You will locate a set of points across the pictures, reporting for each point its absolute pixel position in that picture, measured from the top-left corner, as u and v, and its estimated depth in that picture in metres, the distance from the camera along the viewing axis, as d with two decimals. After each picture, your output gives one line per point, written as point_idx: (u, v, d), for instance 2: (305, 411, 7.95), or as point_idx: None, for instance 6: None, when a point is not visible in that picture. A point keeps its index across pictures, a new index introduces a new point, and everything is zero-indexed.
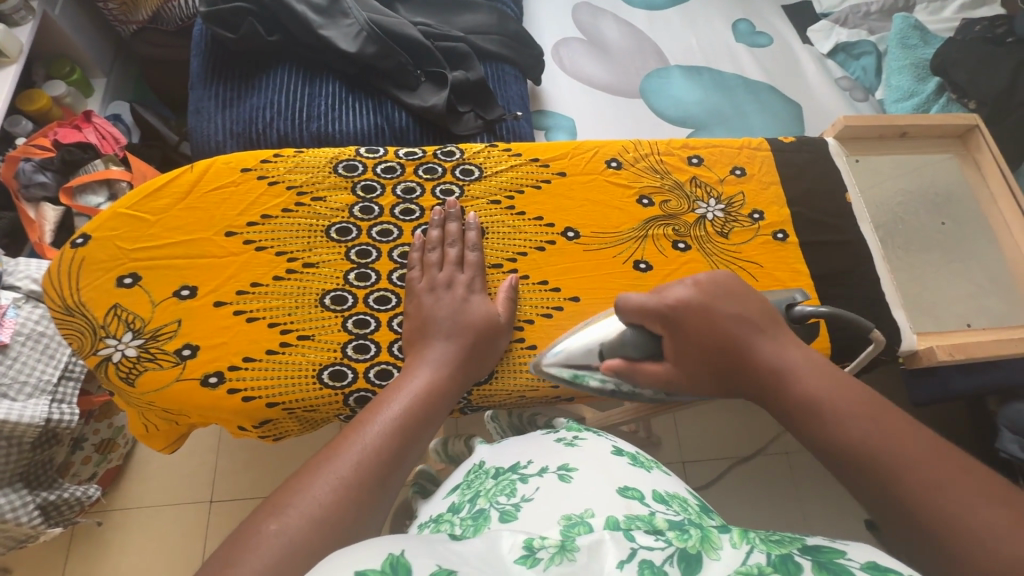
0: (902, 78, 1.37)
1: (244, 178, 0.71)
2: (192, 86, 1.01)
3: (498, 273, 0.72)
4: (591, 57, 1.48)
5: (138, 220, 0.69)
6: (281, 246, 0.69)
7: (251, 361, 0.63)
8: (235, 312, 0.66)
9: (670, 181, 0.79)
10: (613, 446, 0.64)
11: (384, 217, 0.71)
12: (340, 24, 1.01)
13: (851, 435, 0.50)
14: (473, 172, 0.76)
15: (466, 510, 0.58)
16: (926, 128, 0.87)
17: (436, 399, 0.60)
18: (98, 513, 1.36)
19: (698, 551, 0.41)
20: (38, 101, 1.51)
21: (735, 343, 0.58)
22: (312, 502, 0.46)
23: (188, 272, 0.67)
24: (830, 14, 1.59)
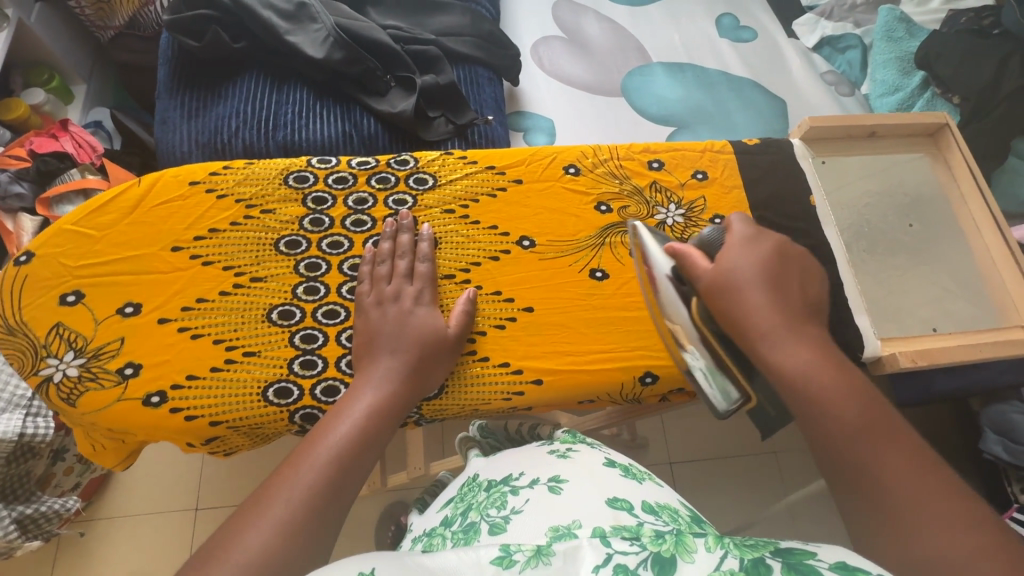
0: (886, 72, 1.35)
1: (192, 192, 0.70)
2: (158, 95, 1.00)
3: (453, 285, 0.71)
4: (571, 55, 1.46)
5: (83, 237, 0.67)
6: (229, 261, 0.68)
7: (194, 380, 0.62)
8: (180, 329, 0.65)
9: (629, 187, 0.78)
10: (607, 458, 0.65)
11: (334, 229, 0.70)
12: (307, 28, 0.99)
13: (832, 416, 0.53)
14: (427, 180, 0.74)
15: (458, 524, 0.58)
16: (894, 126, 0.85)
17: (378, 419, 0.58)
18: (80, 523, 1.35)
19: (673, 555, 0.39)
20: (16, 109, 1.49)
21: (768, 304, 0.60)
22: (244, 551, 0.45)
23: (132, 289, 0.66)
24: (816, 7, 1.56)
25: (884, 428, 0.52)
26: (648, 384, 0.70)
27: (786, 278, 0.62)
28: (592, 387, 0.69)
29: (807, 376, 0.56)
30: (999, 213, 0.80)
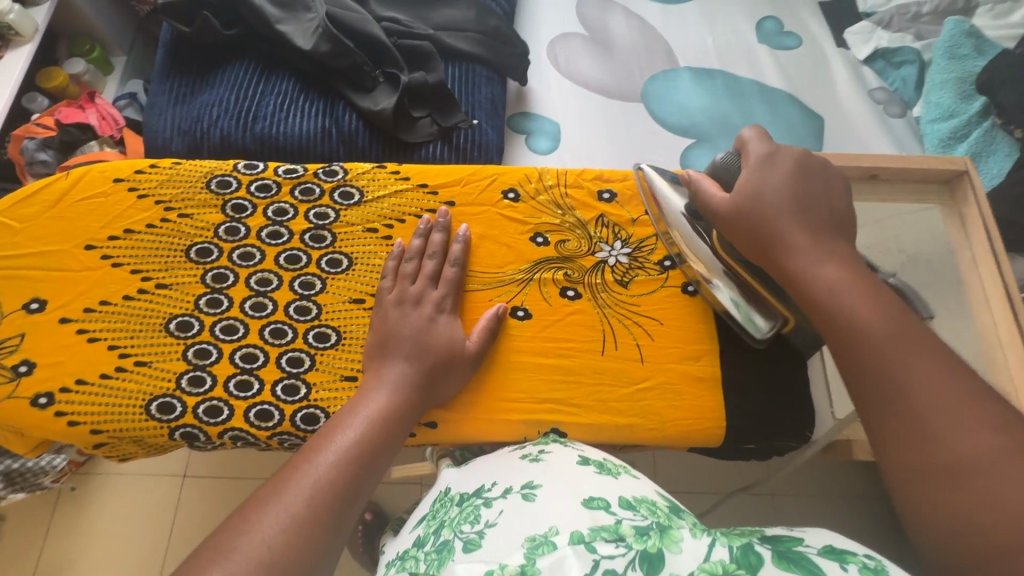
0: (943, 94, 1.20)
1: (115, 190, 0.68)
2: (151, 80, 1.01)
3: (357, 312, 0.65)
4: (589, 53, 1.37)
5: (5, 227, 0.66)
6: (140, 264, 0.66)
7: (83, 385, 0.60)
8: (79, 330, 0.62)
9: (573, 219, 0.73)
10: (581, 456, 0.57)
11: (248, 240, 0.67)
12: (300, 18, 0.98)
13: (860, 323, 0.52)
14: (353, 196, 0.70)
15: (431, 544, 0.51)
16: (898, 170, 0.82)
17: (392, 424, 0.57)
18: (74, 478, 1.43)
19: (659, 549, 0.39)
20: (57, 78, 1.57)
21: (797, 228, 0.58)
22: (260, 544, 0.44)
23: (41, 285, 0.64)
24: (873, 15, 1.39)
25: (917, 343, 0.50)
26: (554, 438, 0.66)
27: (811, 191, 0.60)
28: (494, 434, 0.65)
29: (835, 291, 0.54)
30: (1011, 289, 0.74)
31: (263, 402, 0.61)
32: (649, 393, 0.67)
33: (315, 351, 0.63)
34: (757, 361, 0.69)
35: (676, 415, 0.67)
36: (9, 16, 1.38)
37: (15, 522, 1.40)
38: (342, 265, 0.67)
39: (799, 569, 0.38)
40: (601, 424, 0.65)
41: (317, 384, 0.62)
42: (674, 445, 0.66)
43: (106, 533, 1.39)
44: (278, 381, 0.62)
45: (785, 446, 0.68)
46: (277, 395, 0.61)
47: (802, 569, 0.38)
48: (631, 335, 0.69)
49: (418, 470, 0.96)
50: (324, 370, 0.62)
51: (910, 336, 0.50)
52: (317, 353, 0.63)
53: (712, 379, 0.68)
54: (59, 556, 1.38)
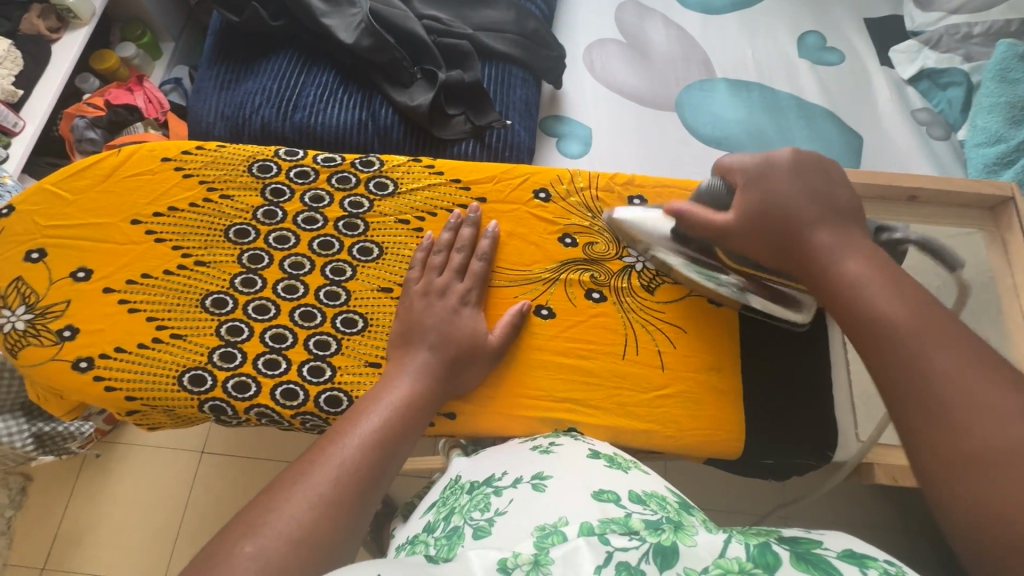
0: (990, 118, 1.17)
1: (162, 168, 0.70)
2: (199, 65, 1.05)
3: (383, 300, 0.66)
4: (626, 60, 1.37)
5: (57, 198, 0.69)
6: (181, 241, 0.68)
7: (122, 353, 0.63)
8: (120, 301, 0.65)
9: (603, 223, 0.74)
10: (591, 450, 0.58)
11: (285, 224, 0.68)
12: (344, 12, 1.00)
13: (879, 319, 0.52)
14: (387, 186, 0.71)
15: (441, 530, 0.51)
16: (940, 193, 0.80)
17: (412, 413, 0.57)
18: (99, 446, 1.48)
19: (674, 543, 0.39)
20: (109, 61, 1.63)
21: (804, 229, 0.58)
22: (290, 522, 0.45)
23: (88, 255, 0.67)
24: (921, 34, 1.34)
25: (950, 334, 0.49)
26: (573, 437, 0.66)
27: (812, 184, 0.60)
28: (512, 429, 0.65)
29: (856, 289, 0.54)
30: None
31: (289, 382, 0.62)
32: (668, 401, 0.66)
33: (342, 336, 0.64)
34: (781, 377, 0.69)
35: (694, 425, 0.66)
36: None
37: (42, 483, 1.46)
38: (373, 254, 0.68)
39: (816, 569, 0.38)
40: (618, 428, 0.65)
41: (341, 368, 0.63)
42: (692, 453, 0.66)
43: (125, 502, 1.43)
44: (305, 362, 0.63)
45: (805, 465, 0.67)
46: (303, 376, 0.63)
47: (818, 567, 0.38)
48: (653, 342, 0.69)
49: (431, 462, 0.96)
50: (349, 355, 0.64)
51: (937, 325, 0.50)
52: (344, 338, 0.64)
53: (734, 391, 0.67)
54: (80, 519, 1.43)
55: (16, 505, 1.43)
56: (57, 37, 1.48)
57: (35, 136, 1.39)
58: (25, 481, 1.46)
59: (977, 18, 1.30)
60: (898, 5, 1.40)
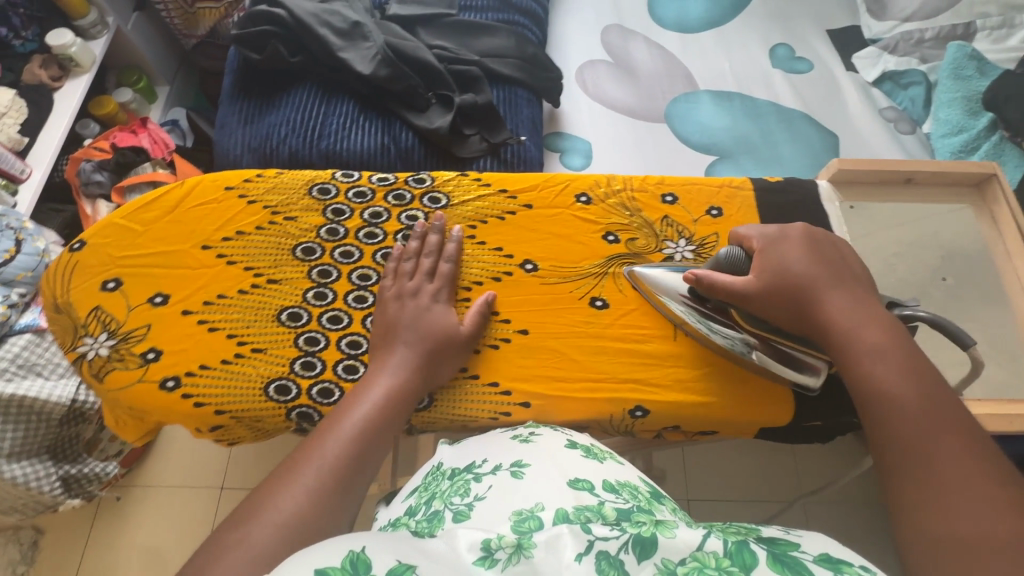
0: (951, 111, 1.28)
1: (226, 196, 0.74)
2: (221, 102, 1.10)
3: (450, 304, 0.70)
4: (616, 79, 1.47)
5: (126, 230, 0.72)
6: (251, 261, 0.71)
7: (207, 369, 0.65)
8: (199, 321, 0.68)
9: (640, 220, 0.78)
10: (569, 441, 0.61)
11: (348, 240, 0.72)
12: (360, 46, 1.06)
13: (893, 393, 0.59)
14: (441, 200, 0.76)
15: (422, 513, 0.54)
16: (934, 174, 0.84)
17: (395, 403, 0.62)
18: (117, 489, 1.47)
19: (653, 534, 0.41)
20: (107, 106, 1.66)
21: (836, 289, 0.65)
22: (274, 513, 0.51)
23: (163, 281, 0.70)
24: (879, 41, 1.46)
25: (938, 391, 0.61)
26: (638, 417, 0.70)
27: (823, 254, 0.68)
28: (582, 415, 0.69)
29: (875, 356, 0.61)
30: None
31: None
32: (714, 375, 0.71)
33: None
34: None
35: (746, 394, 0.71)
36: (71, 49, 1.48)
37: (56, 534, 1.43)
38: (434, 262, 0.73)
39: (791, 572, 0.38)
40: (682, 405, 0.70)
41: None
42: (749, 426, 0.71)
43: (146, 544, 1.41)
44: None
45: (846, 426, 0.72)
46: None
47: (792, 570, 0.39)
48: None
49: None
50: None
51: (931, 393, 0.59)
52: None
53: None
54: (99, 567, 1.39)
55: (28, 560, 1.39)
56: (59, 85, 1.52)
57: (42, 182, 1.41)
58: (37, 534, 1.42)
59: (926, 25, 1.41)
60: (855, 16, 1.53)
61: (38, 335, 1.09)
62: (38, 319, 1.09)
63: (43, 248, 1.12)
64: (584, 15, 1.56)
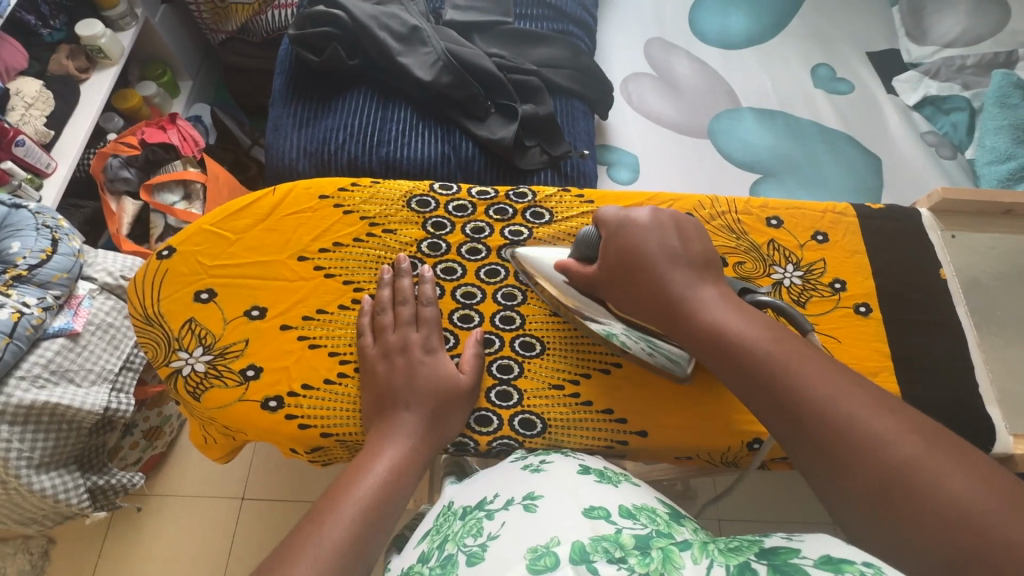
0: (998, 138, 1.29)
1: (321, 205, 0.71)
2: (273, 103, 1.06)
3: (558, 324, 0.67)
4: (660, 93, 1.46)
5: (219, 238, 0.69)
6: (350, 275, 0.68)
7: (310, 389, 0.62)
8: (299, 337, 0.64)
9: (747, 243, 0.71)
10: (581, 466, 0.56)
11: (450, 256, 0.69)
12: (417, 52, 1.03)
13: (749, 358, 0.54)
14: (543, 215, 0.73)
15: (435, 559, 0.49)
16: None
17: (401, 478, 0.55)
18: (140, 498, 1.40)
19: (662, 575, 0.38)
20: (131, 100, 1.60)
21: (667, 275, 0.59)
22: None
23: (259, 293, 0.67)
24: (920, 65, 1.47)
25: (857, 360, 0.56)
26: (754, 449, 0.64)
27: (673, 232, 0.61)
28: (697, 447, 0.63)
29: (717, 334, 0.55)
30: None
31: (481, 408, 0.63)
32: None
33: (523, 359, 0.65)
34: None
35: None
36: (100, 40, 1.43)
37: (66, 546, 1.35)
38: (539, 279, 0.69)
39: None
40: None
41: (527, 391, 0.64)
42: None
43: (163, 559, 1.34)
44: (492, 388, 0.64)
45: None
46: (492, 402, 0.63)
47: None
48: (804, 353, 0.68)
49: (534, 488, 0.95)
50: (534, 378, 0.64)
51: (790, 343, 0.54)
52: (525, 361, 0.65)
53: None
54: None
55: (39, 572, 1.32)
56: (86, 76, 1.46)
57: (67, 177, 1.35)
58: (48, 544, 1.35)
59: (969, 51, 1.43)
60: (894, 40, 1.54)
61: (71, 339, 1.03)
62: (71, 323, 1.04)
63: (78, 248, 1.07)
64: (627, 29, 1.56)
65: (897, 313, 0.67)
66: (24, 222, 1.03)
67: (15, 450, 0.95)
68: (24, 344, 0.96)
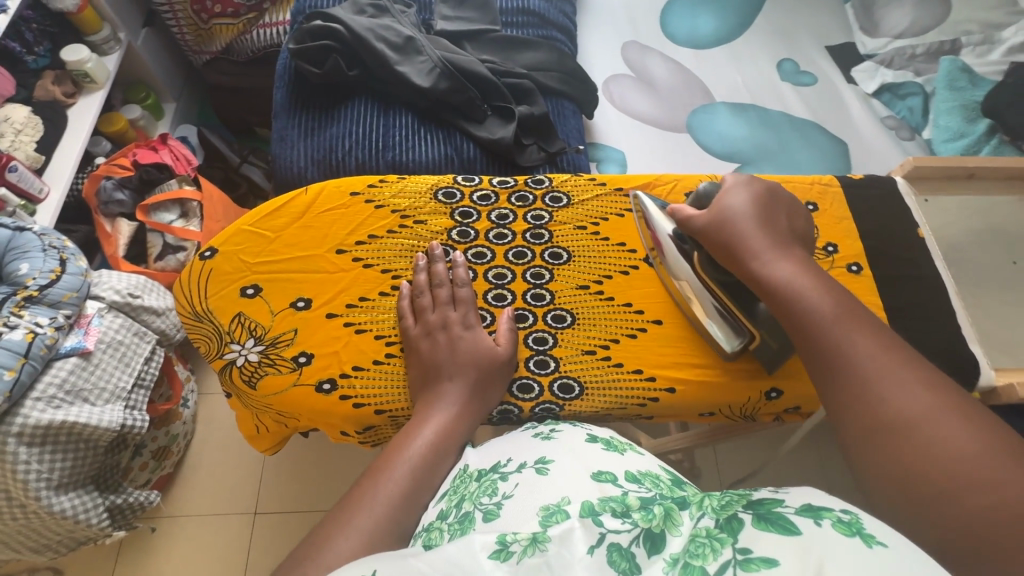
0: (951, 118, 1.41)
1: (353, 202, 0.76)
2: (276, 115, 1.09)
3: (585, 296, 0.73)
4: (639, 92, 1.54)
5: (259, 237, 0.74)
6: (386, 264, 0.73)
7: (361, 370, 0.67)
8: (345, 324, 0.70)
9: None
10: (588, 434, 0.58)
11: (479, 241, 0.75)
12: (414, 60, 1.08)
13: (808, 301, 0.58)
14: (561, 199, 0.79)
15: (453, 515, 0.50)
16: (994, 169, 0.86)
17: (449, 439, 0.60)
18: (153, 519, 1.38)
19: (662, 530, 0.40)
20: (117, 123, 1.60)
21: (761, 231, 0.63)
22: (332, 558, 0.47)
23: (303, 285, 0.72)
24: (875, 56, 1.59)
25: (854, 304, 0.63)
26: (771, 399, 0.70)
27: (778, 206, 0.66)
28: (720, 399, 0.69)
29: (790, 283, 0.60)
30: None
31: (521, 377, 0.68)
32: None
33: (556, 331, 0.71)
34: None
35: None
36: (87, 65, 1.43)
37: None
38: (564, 257, 0.75)
39: (776, 527, 0.37)
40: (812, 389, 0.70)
41: (564, 358, 0.70)
42: None
43: None
44: (529, 358, 0.69)
45: None
46: (531, 370, 0.69)
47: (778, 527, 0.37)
48: None
49: None
50: (568, 346, 0.70)
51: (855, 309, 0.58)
52: (558, 332, 0.71)
53: None
54: None
55: None
56: (73, 101, 1.46)
57: (60, 202, 1.35)
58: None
59: (918, 41, 1.54)
60: (850, 34, 1.65)
61: (84, 358, 1.03)
62: (83, 342, 1.04)
63: (86, 267, 1.07)
64: (603, 35, 1.64)
65: (885, 270, 0.75)
66: (29, 243, 1.03)
67: (35, 471, 0.95)
68: (40, 364, 0.96)
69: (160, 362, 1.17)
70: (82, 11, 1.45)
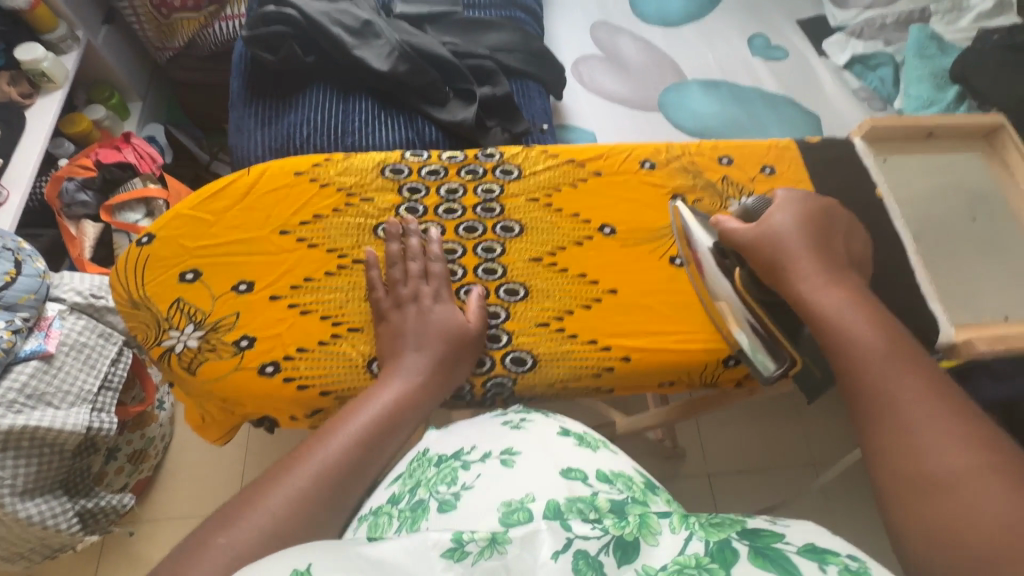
0: (922, 86, 1.39)
1: (298, 182, 0.76)
2: (232, 105, 1.07)
3: (536, 268, 0.73)
4: (610, 73, 1.52)
5: (199, 221, 0.74)
6: (332, 244, 0.73)
7: (304, 351, 0.67)
8: (289, 305, 0.70)
9: (703, 180, 0.80)
10: (562, 426, 0.53)
11: (428, 217, 0.74)
12: (372, 45, 1.05)
13: (855, 330, 0.58)
14: (512, 171, 0.78)
15: (406, 501, 0.47)
16: (951, 127, 0.86)
17: (407, 409, 0.59)
18: (131, 522, 1.34)
19: (636, 538, 0.37)
20: (80, 124, 1.56)
21: (810, 255, 0.63)
22: (263, 513, 0.46)
23: (245, 269, 0.72)
24: (845, 27, 1.57)
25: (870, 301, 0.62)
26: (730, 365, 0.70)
27: (828, 231, 0.67)
28: (676, 367, 0.69)
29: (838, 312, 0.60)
30: None
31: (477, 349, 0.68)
32: None
33: (507, 304, 0.71)
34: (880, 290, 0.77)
35: None
36: (43, 64, 1.39)
37: None
38: (514, 230, 0.75)
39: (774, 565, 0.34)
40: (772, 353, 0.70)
41: (515, 331, 0.69)
42: None
43: None
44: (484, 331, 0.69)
45: None
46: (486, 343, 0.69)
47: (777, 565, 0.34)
48: None
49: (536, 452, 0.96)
50: (521, 320, 0.70)
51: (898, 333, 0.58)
52: (509, 305, 0.70)
53: None
54: None
55: None
56: (31, 102, 1.43)
57: (21, 205, 1.31)
58: None
59: (887, 11, 1.54)
60: (820, 7, 1.64)
61: (45, 362, 1.01)
62: (44, 344, 1.02)
63: (43, 269, 1.05)
64: (572, 17, 1.62)
65: None
66: None
67: None
68: None
69: (128, 362, 1.14)
70: (36, 9, 1.41)
